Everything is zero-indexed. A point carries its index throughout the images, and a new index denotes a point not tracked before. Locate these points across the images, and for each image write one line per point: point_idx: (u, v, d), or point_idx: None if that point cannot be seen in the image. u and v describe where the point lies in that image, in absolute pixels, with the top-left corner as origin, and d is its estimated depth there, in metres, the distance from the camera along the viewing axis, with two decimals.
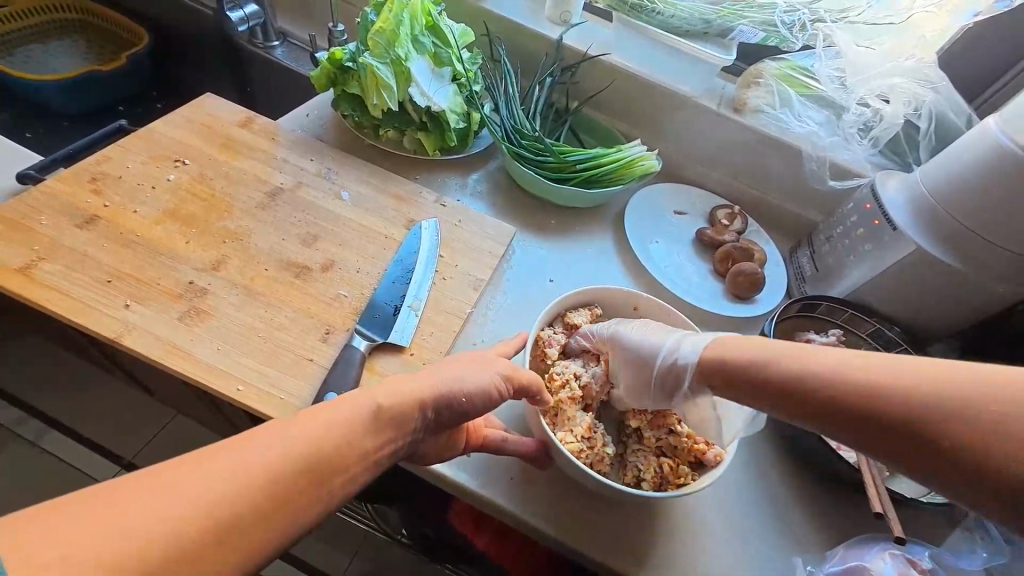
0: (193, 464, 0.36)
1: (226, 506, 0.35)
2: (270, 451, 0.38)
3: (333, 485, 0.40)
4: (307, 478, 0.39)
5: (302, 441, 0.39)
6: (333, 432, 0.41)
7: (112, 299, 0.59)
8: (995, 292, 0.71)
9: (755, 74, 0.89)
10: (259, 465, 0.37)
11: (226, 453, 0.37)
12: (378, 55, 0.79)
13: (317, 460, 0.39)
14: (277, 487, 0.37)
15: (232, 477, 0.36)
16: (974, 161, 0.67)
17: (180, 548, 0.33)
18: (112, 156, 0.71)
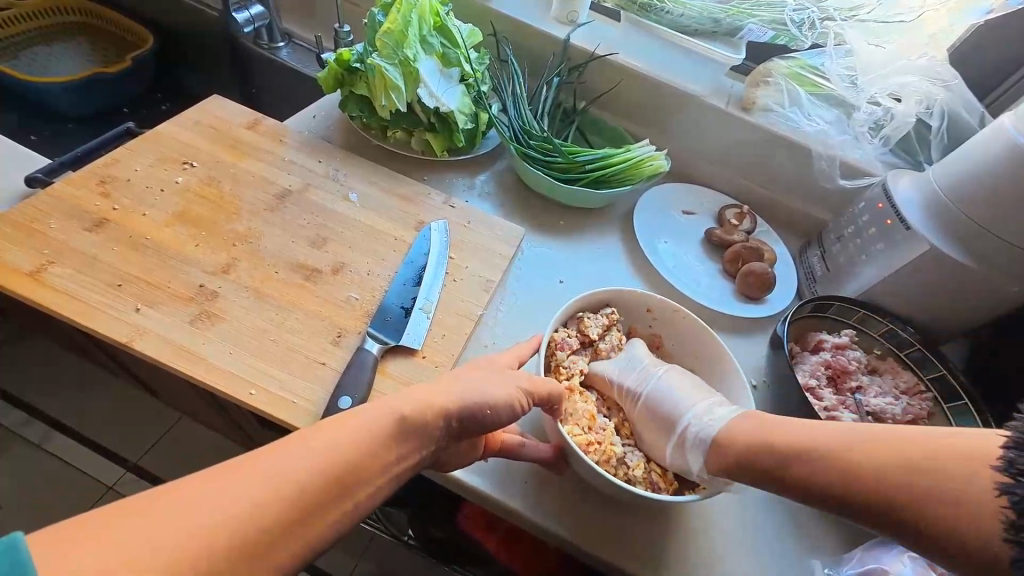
0: (222, 475, 0.35)
1: (255, 519, 0.34)
2: (296, 462, 0.38)
3: (359, 496, 0.40)
4: (333, 489, 0.38)
5: (329, 452, 0.39)
6: (358, 442, 0.41)
7: (123, 302, 0.58)
8: (1009, 291, 0.70)
9: (765, 73, 0.87)
10: (286, 476, 0.37)
11: (253, 464, 0.37)
12: (387, 56, 0.79)
13: (343, 470, 0.39)
14: (305, 498, 0.37)
15: (262, 488, 0.36)
16: (989, 159, 0.66)
17: (210, 561, 0.32)
18: (121, 159, 0.71)
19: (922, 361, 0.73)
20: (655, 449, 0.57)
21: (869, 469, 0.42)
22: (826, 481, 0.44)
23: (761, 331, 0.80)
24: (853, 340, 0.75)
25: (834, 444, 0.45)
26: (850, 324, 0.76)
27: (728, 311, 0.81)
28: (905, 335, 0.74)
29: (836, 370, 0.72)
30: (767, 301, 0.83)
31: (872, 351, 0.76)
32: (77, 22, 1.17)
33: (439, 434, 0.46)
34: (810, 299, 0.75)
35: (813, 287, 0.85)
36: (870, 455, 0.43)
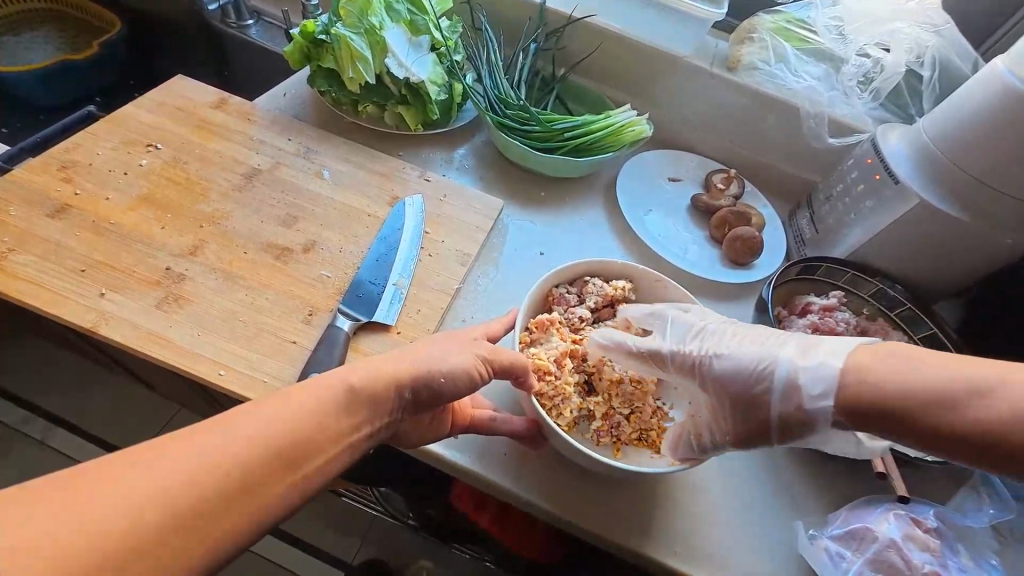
0: (163, 445, 0.35)
1: (197, 487, 0.34)
2: (239, 436, 0.37)
3: (312, 466, 0.39)
4: (282, 460, 0.38)
5: (276, 422, 0.38)
6: (309, 412, 0.40)
7: (88, 289, 0.57)
8: (1003, 244, 0.68)
9: (749, 29, 0.84)
10: (231, 447, 0.36)
11: (195, 436, 0.36)
12: (351, 25, 0.76)
13: (291, 442, 0.38)
14: (251, 470, 0.36)
15: (200, 461, 0.35)
16: (980, 103, 0.63)
17: (151, 528, 0.32)
18: (82, 143, 0.69)
19: (913, 320, 0.71)
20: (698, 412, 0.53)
21: (905, 377, 0.41)
22: (858, 402, 0.42)
23: (749, 296, 0.79)
24: (841, 301, 0.73)
25: (868, 361, 0.43)
26: (838, 286, 0.74)
27: (714, 278, 0.79)
28: (895, 294, 0.72)
29: (825, 332, 0.69)
30: (755, 265, 0.81)
31: (862, 312, 0.74)
32: (46, 10, 1.14)
33: (392, 404, 0.45)
34: (798, 261, 0.73)
35: (802, 250, 0.82)
36: (897, 369, 0.41)
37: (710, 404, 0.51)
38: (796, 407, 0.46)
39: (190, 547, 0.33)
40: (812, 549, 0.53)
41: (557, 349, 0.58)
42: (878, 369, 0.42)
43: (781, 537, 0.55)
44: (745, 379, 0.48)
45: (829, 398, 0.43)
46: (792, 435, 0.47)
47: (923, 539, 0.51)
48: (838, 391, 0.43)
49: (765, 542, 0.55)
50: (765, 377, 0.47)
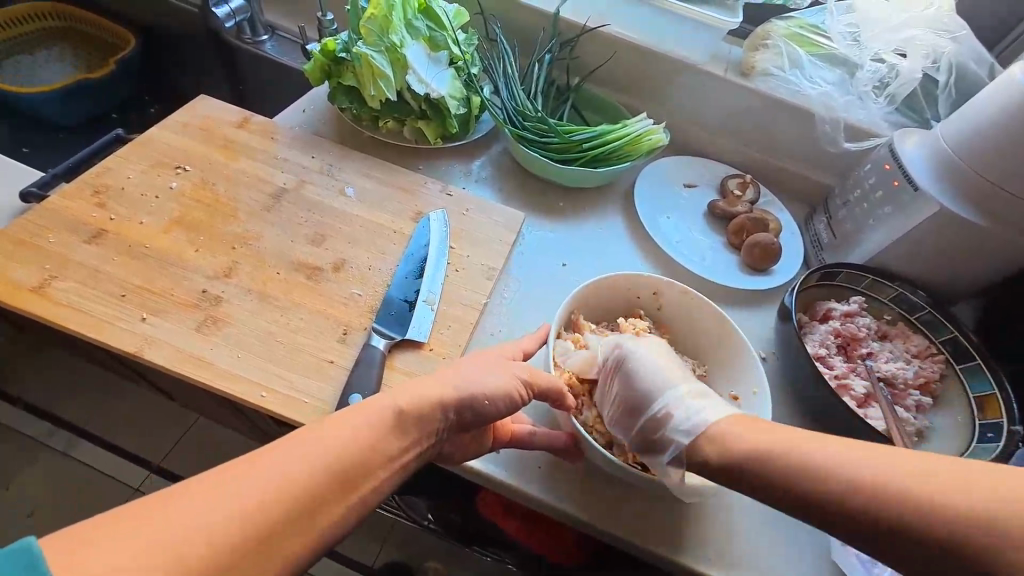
0: (229, 472, 0.36)
1: (262, 512, 0.35)
2: (302, 461, 0.38)
3: (364, 490, 0.41)
4: (338, 484, 0.39)
5: (331, 447, 0.40)
6: (364, 436, 0.41)
7: (128, 313, 0.58)
8: (1023, 248, 0.68)
9: (763, 36, 0.85)
10: (291, 472, 0.37)
11: (262, 461, 0.37)
12: (372, 43, 0.77)
13: (349, 465, 0.40)
14: (314, 493, 0.38)
15: (268, 485, 0.36)
16: (999, 111, 0.64)
17: (221, 552, 0.33)
18: (113, 167, 0.70)
19: (934, 324, 0.72)
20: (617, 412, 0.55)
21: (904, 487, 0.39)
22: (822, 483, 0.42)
23: (768, 302, 0.79)
24: (862, 306, 0.74)
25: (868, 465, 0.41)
26: (859, 291, 0.75)
27: (735, 285, 0.80)
28: (914, 299, 0.73)
29: (846, 338, 0.71)
30: (774, 272, 0.82)
31: (882, 317, 0.75)
32: (59, 27, 1.15)
33: (437, 425, 0.46)
34: (818, 267, 0.74)
35: (819, 255, 0.83)
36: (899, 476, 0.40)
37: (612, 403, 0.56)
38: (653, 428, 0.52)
39: (261, 567, 0.35)
40: (845, 556, 0.55)
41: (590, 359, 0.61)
42: (878, 475, 0.40)
43: (813, 544, 0.56)
44: (645, 394, 0.53)
45: (689, 436, 0.49)
46: (645, 453, 0.53)
47: None
48: (842, 489, 0.41)
49: (795, 548, 0.56)
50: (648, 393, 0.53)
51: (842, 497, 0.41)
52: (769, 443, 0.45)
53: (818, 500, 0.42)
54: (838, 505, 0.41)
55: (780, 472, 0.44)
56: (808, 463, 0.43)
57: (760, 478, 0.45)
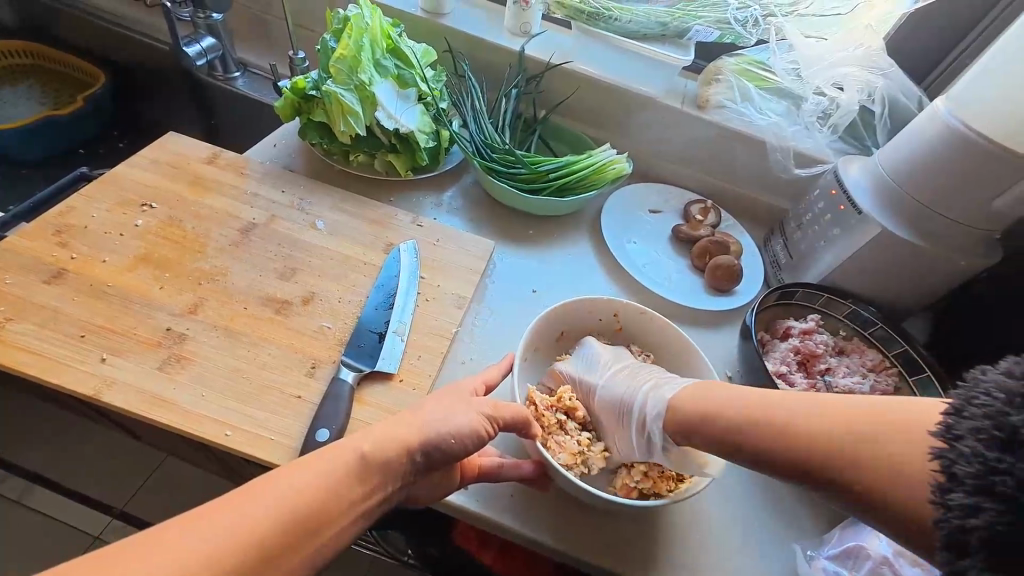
0: (181, 525, 0.36)
1: (211, 564, 0.35)
2: (257, 512, 0.38)
3: (326, 535, 0.40)
4: (293, 534, 0.39)
5: (288, 494, 0.39)
6: (323, 483, 0.41)
7: (88, 354, 0.57)
8: (960, 265, 0.73)
9: (715, 71, 0.90)
10: (252, 518, 0.37)
11: (216, 513, 0.37)
12: (341, 82, 0.79)
13: (306, 512, 0.39)
14: (267, 543, 0.37)
15: (219, 537, 0.36)
16: (926, 142, 0.69)
17: None
18: (77, 206, 0.70)
19: (886, 339, 0.76)
20: (620, 446, 0.58)
21: (879, 430, 0.41)
22: (777, 445, 0.46)
23: (731, 322, 0.83)
24: (819, 324, 0.77)
25: (840, 417, 0.44)
26: (815, 308, 0.79)
27: (699, 306, 0.82)
28: (867, 315, 0.77)
29: (805, 354, 0.74)
30: (736, 292, 0.85)
31: (839, 332, 0.79)
32: (27, 65, 1.14)
33: (404, 468, 0.46)
34: (776, 287, 0.77)
35: (778, 275, 0.87)
36: (825, 423, 0.44)
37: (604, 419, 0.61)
38: (642, 429, 0.56)
39: None
40: (811, 570, 0.55)
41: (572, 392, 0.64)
42: (861, 446, 0.41)
43: (781, 560, 0.57)
44: (619, 407, 0.59)
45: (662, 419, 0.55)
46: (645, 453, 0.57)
47: (913, 555, 0.54)
48: (827, 454, 0.43)
49: (766, 567, 0.57)
50: (627, 406, 0.59)
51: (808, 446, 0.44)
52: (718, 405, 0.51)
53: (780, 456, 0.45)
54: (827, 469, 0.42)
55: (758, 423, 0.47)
56: (773, 416, 0.47)
57: (710, 434, 0.50)
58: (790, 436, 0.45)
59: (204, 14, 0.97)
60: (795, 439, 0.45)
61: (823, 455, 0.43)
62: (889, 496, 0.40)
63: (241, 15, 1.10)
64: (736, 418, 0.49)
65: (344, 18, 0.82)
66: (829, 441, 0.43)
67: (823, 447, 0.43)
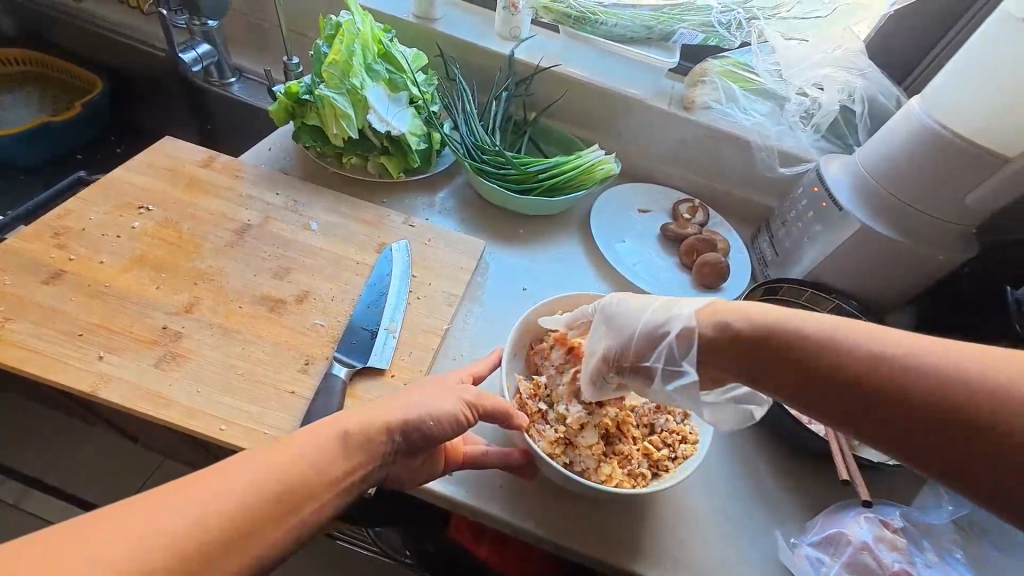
0: (166, 495, 0.38)
1: (194, 531, 0.36)
2: (239, 484, 0.39)
3: (305, 511, 0.41)
4: (275, 506, 0.40)
5: (270, 468, 0.41)
6: (305, 459, 0.42)
7: (85, 352, 0.58)
8: (940, 260, 0.74)
9: (701, 73, 0.93)
10: (234, 490, 0.39)
11: (199, 484, 0.39)
12: (334, 86, 0.81)
13: (287, 486, 0.41)
14: (249, 514, 0.39)
15: (202, 506, 0.37)
16: (903, 139, 0.71)
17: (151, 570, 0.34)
18: (74, 209, 0.71)
19: None
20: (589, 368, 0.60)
21: (966, 384, 0.35)
22: (832, 371, 0.39)
23: None
24: None
25: (945, 365, 0.36)
26: (799, 303, 0.80)
27: None
28: (850, 309, 0.79)
29: None
30: (723, 288, 0.87)
31: None
32: (25, 72, 1.16)
33: (385, 449, 0.47)
34: (761, 283, 0.79)
35: (765, 272, 0.89)
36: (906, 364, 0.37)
37: (597, 342, 0.57)
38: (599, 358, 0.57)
39: None
40: (793, 558, 0.57)
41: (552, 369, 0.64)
42: (939, 393, 0.36)
43: (766, 548, 0.59)
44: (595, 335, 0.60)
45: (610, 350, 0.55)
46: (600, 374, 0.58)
47: (892, 540, 0.55)
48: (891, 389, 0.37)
49: (751, 555, 0.58)
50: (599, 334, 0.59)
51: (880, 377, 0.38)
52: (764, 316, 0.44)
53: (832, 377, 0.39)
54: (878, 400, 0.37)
55: (826, 350, 0.40)
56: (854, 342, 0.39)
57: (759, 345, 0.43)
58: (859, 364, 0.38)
59: (200, 21, 0.99)
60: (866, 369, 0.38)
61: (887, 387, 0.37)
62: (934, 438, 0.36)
63: (237, 22, 1.12)
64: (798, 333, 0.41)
65: (336, 24, 0.83)
66: (902, 377, 0.37)
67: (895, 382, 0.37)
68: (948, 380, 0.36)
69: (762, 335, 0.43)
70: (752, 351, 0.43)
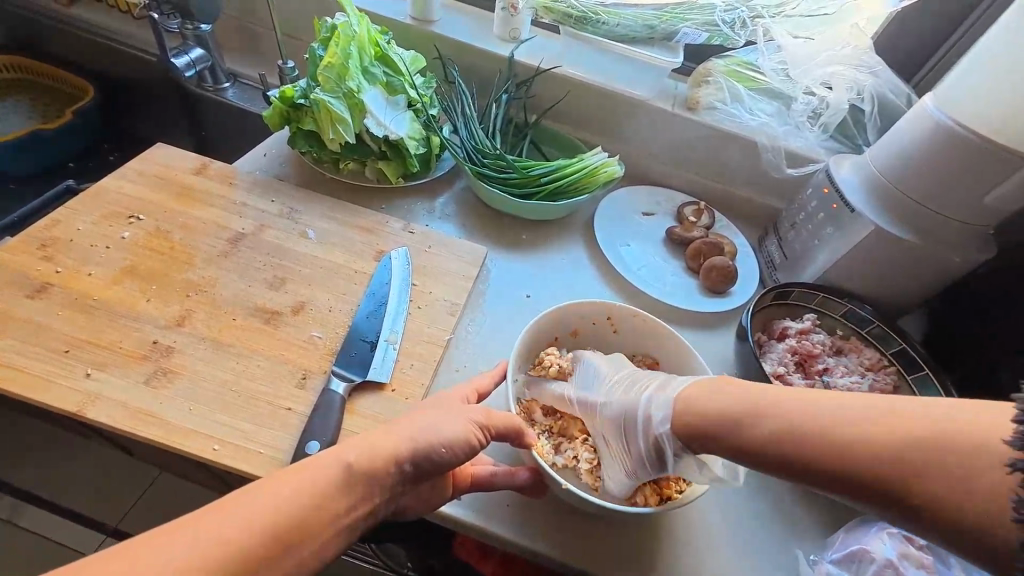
0: (153, 540, 0.35)
1: None
2: (233, 525, 0.37)
3: (304, 551, 0.39)
4: (273, 546, 0.37)
5: (267, 507, 0.38)
6: (305, 495, 0.40)
7: (72, 369, 0.56)
8: (956, 261, 0.72)
9: (704, 73, 0.91)
10: (227, 532, 0.36)
11: (190, 526, 0.36)
12: (330, 90, 0.78)
13: (286, 524, 0.38)
14: (245, 557, 0.36)
15: (192, 552, 0.35)
16: (919, 137, 0.69)
17: None
18: (62, 219, 0.69)
19: (883, 337, 0.75)
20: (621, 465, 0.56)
21: (877, 433, 0.39)
22: (765, 440, 0.44)
23: (727, 323, 0.82)
24: (815, 323, 0.77)
25: (854, 416, 0.41)
26: (811, 308, 0.78)
27: (694, 308, 0.82)
28: (864, 314, 0.76)
29: (803, 355, 0.73)
30: (731, 293, 0.85)
31: (836, 332, 0.78)
32: (13, 79, 1.13)
33: (390, 481, 0.45)
34: (771, 287, 0.77)
35: (774, 275, 0.87)
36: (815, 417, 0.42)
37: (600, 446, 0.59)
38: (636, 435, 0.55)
39: None
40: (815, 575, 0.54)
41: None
42: (861, 439, 0.39)
43: (785, 566, 0.56)
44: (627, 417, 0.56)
45: (665, 428, 0.52)
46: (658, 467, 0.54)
47: (919, 556, 0.53)
48: (826, 453, 0.40)
49: (770, 573, 0.56)
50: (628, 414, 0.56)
51: (867, 463, 0.38)
52: (738, 399, 0.47)
53: (770, 450, 0.44)
54: (818, 463, 0.41)
55: (768, 433, 0.44)
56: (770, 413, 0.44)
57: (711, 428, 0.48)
58: (784, 436, 0.43)
59: (192, 25, 0.97)
60: (792, 439, 0.42)
61: (809, 444, 0.41)
62: (895, 482, 0.37)
63: (230, 26, 1.10)
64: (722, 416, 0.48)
65: (332, 26, 0.81)
66: (825, 439, 0.41)
67: (821, 441, 0.41)
68: (863, 441, 0.39)
69: (703, 422, 0.49)
70: (715, 439, 0.48)
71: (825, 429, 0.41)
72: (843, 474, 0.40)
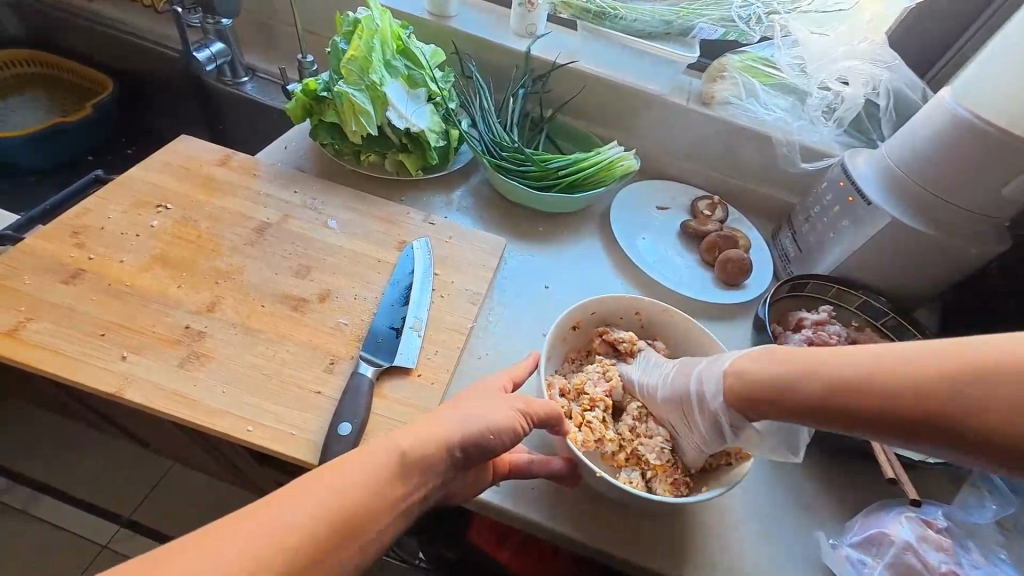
0: (226, 528, 0.36)
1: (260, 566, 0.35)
2: (300, 513, 0.37)
3: (366, 537, 0.40)
4: (338, 532, 0.38)
5: (331, 495, 0.39)
6: (365, 482, 0.41)
7: (108, 352, 0.57)
8: (971, 255, 0.73)
9: (719, 69, 0.91)
10: (295, 519, 0.37)
11: (259, 514, 0.37)
12: (353, 82, 0.80)
13: (349, 510, 0.39)
14: (313, 545, 0.37)
15: (264, 540, 0.36)
16: (936, 130, 0.70)
17: None
18: (92, 208, 0.70)
19: (897, 328, 0.77)
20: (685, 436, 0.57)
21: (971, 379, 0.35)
22: (851, 402, 0.40)
23: (742, 315, 0.83)
24: (831, 314, 0.77)
25: (952, 362, 0.36)
26: (827, 300, 0.79)
27: (708, 299, 0.83)
28: (879, 305, 0.78)
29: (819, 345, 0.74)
30: (746, 285, 0.86)
31: (851, 324, 0.79)
32: (33, 73, 1.15)
33: (442, 467, 0.46)
34: (787, 279, 0.78)
35: (788, 268, 0.88)
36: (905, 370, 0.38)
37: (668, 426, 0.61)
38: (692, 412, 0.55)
39: None
40: (835, 558, 0.56)
41: (593, 373, 0.63)
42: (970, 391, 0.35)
43: (806, 549, 0.57)
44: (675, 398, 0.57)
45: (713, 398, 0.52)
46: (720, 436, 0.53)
47: (937, 540, 0.54)
48: (924, 405, 0.36)
49: (790, 556, 0.57)
50: (681, 394, 0.56)
51: (985, 419, 0.34)
52: (805, 366, 0.43)
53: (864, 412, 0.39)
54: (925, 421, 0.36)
55: (853, 390, 0.40)
56: (845, 374, 0.40)
57: (777, 396, 0.44)
58: (867, 395, 0.39)
59: (214, 20, 0.98)
60: (878, 398, 0.38)
61: (907, 401, 0.37)
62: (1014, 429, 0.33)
63: (249, 22, 1.11)
64: (794, 381, 0.43)
65: (354, 20, 0.83)
66: (921, 391, 0.37)
67: (918, 394, 0.37)
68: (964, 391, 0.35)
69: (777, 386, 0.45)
70: (785, 406, 0.44)
71: (915, 381, 0.37)
72: (951, 428, 0.35)
